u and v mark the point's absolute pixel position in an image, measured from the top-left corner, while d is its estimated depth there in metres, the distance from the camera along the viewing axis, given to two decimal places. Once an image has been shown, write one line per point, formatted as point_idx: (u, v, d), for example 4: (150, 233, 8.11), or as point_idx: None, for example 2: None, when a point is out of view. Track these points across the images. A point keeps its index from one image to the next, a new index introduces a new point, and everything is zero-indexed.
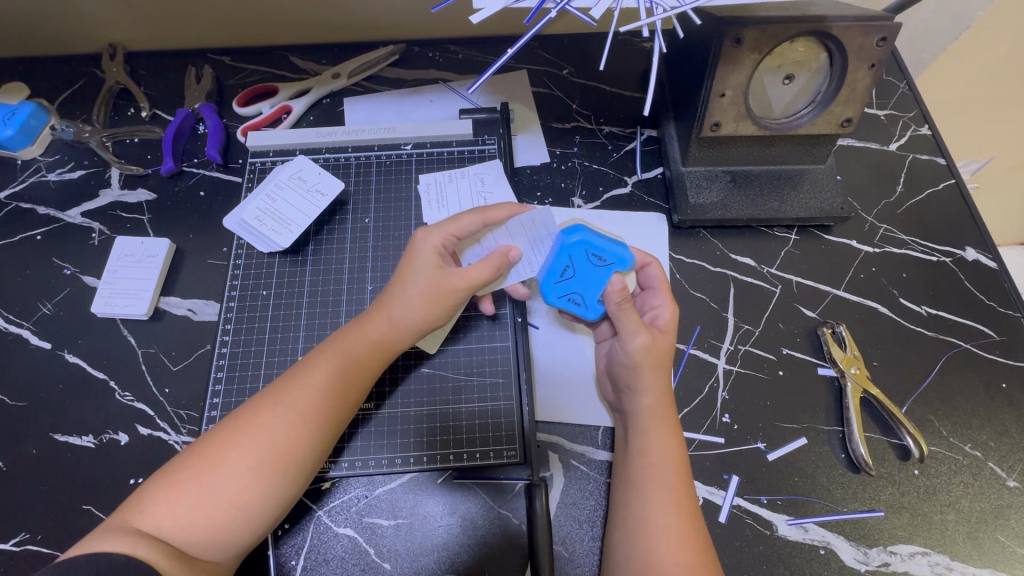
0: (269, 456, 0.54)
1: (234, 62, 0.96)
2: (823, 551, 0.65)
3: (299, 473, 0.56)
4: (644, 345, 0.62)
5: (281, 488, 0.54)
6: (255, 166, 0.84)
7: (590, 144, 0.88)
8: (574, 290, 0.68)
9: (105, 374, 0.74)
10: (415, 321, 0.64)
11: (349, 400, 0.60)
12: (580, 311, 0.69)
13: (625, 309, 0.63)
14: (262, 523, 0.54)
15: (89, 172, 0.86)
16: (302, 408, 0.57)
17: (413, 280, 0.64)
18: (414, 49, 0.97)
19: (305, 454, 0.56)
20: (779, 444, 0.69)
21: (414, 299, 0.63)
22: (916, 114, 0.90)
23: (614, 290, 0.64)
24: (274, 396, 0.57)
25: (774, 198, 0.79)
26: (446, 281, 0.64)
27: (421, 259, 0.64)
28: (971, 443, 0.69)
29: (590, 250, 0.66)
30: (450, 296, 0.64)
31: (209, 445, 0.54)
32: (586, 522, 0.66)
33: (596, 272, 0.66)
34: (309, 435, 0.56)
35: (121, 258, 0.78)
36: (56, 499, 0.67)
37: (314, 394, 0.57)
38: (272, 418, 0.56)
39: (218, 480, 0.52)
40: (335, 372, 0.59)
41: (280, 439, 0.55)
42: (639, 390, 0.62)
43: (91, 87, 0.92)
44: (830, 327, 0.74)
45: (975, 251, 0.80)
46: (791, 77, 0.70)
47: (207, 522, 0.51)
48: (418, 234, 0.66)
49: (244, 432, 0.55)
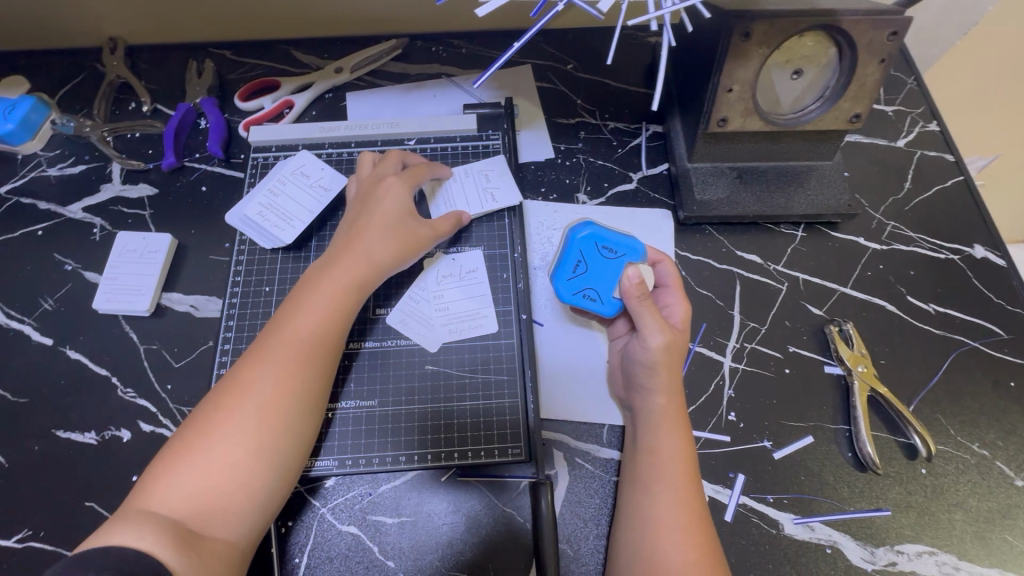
0: (259, 406, 0.55)
1: (236, 56, 0.95)
2: (829, 550, 0.64)
3: (290, 422, 0.56)
4: (662, 346, 0.62)
5: (272, 441, 0.55)
6: (258, 161, 0.83)
7: (594, 140, 0.87)
8: (590, 284, 0.68)
9: (107, 371, 0.73)
10: (390, 262, 0.67)
11: (331, 345, 0.61)
12: (595, 307, 0.68)
13: (646, 305, 0.62)
14: (264, 487, 0.54)
15: (90, 167, 0.85)
16: (283, 356, 0.58)
17: (382, 228, 0.67)
18: (417, 43, 0.96)
19: (293, 402, 0.57)
20: (786, 443, 0.69)
21: (388, 244, 0.67)
22: (924, 110, 0.89)
23: (632, 285, 0.63)
24: (254, 353, 0.58)
25: (780, 195, 0.78)
26: (415, 229, 0.69)
27: (388, 210, 0.69)
28: (979, 442, 0.69)
29: (600, 242, 0.69)
30: (418, 243, 0.69)
31: (201, 414, 0.55)
32: (591, 521, 0.65)
33: (608, 263, 0.68)
34: (295, 380, 0.57)
35: (122, 254, 0.78)
36: (58, 495, 0.67)
37: (294, 342, 0.59)
38: (256, 372, 0.56)
39: (214, 442, 0.53)
40: (314, 318, 0.61)
41: (267, 388, 0.56)
42: (651, 389, 0.62)
43: (91, 80, 0.92)
44: (837, 325, 0.74)
45: (983, 249, 0.79)
46: (800, 73, 0.69)
47: (208, 489, 0.51)
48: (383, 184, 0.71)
49: (231, 393, 0.55)
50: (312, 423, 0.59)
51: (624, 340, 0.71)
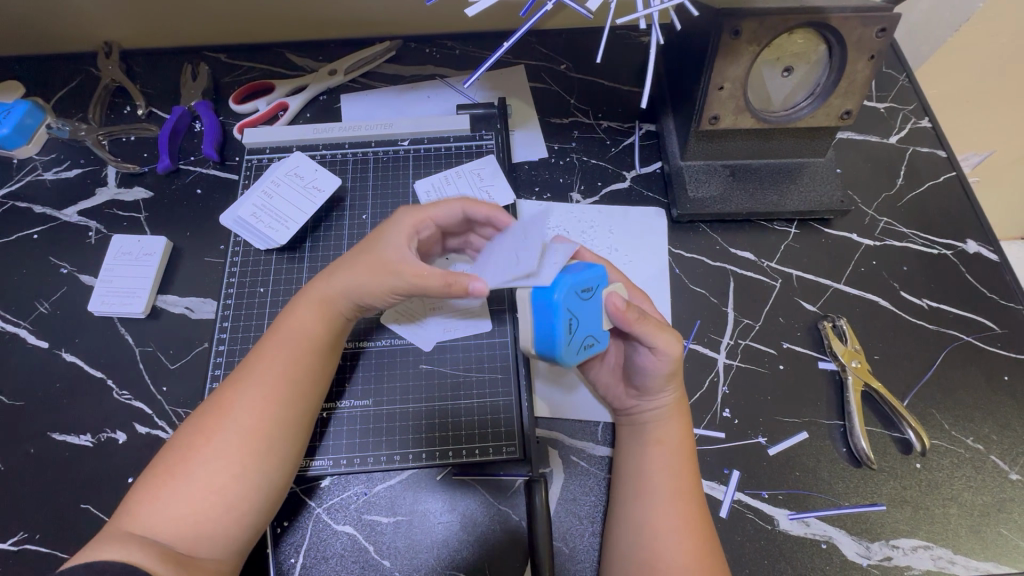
0: (238, 431, 0.55)
1: (230, 59, 0.95)
2: (824, 546, 0.64)
3: (271, 446, 0.56)
4: (677, 354, 0.61)
5: (253, 465, 0.54)
6: (252, 163, 0.84)
7: (588, 139, 0.87)
8: (588, 333, 0.58)
9: (103, 373, 0.73)
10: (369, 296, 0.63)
11: (310, 369, 0.61)
12: (597, 349, 0.60)
13: (649, 324, 0.59)
14: (249, 509, 0.54)
15: (86, 171, 0.85)
16: (262, 380, 0.58)
17: (363, 257, 0.64)
18: (411, 44, 0.96)
19: (273, 425, 0.56)
20: (780, 439, 0.69)
21: (362, 272, 0.62)
22: (916, 107, 0.90)
23: (627, 312, 0.58)
24: (235, 379, 0.58)
25: (773, 192, 0.78)
26: (395, 263, 0.62)
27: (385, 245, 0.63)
28: (973, 436, 0.69)
29: (576, 285, 0.56)
30: (393, 274, 0.61)
31: (183, 439, 0.55)
32: (586, 518, 0.65)
33: (590, 303, 0.58)
34: (274, 405, 0.57)
35: (117, 257, 0.78)
36: (54, 498, 0.67)
37: (272, 367, 0.59)
38: (235, 398, 0.56)
39: (194, 467, 0.53)
40: (293, 342, 0.61)
41: (246, 414, 0.56)
42: (658, 389, 0.63)
43: (86, 85, 0.92)
44: (831, 321, 0.74)
45: (976, 244, 0.80)
46: (790, 70, 0.69)
47: (189, 510, 0.51)
48: (390, 220, 0.66)
49: (213, 418, 0.55)
50: (295, 446, 0.58)
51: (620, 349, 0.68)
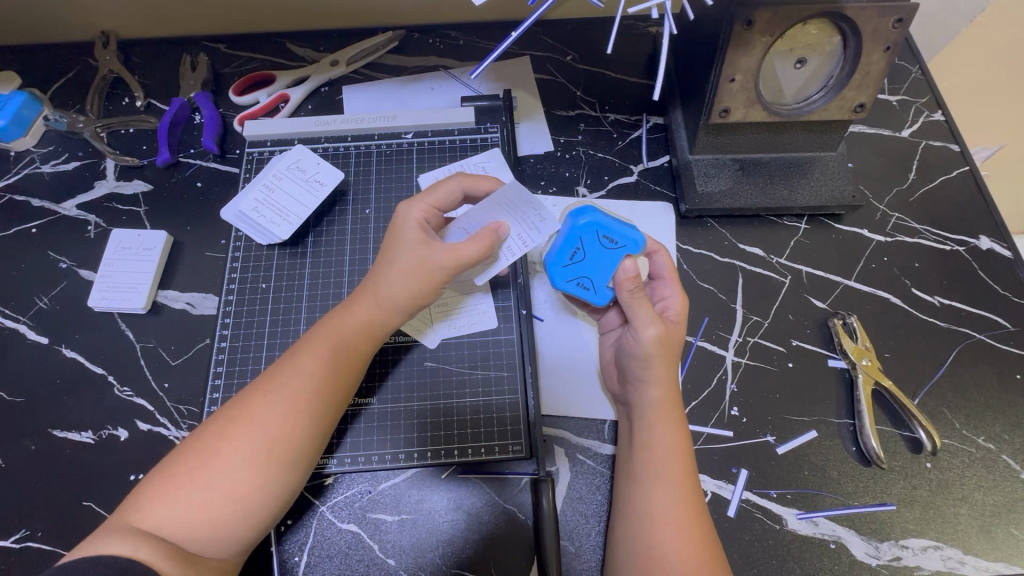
0: (262, 444, 0.53)
1: (230, 49, 0.93)
2: (833, 545, 0.64)
3: (295, 461, 0.54)
4: (656, 337, 0.60)
5: (275, 478, 0.53)
6: (253, 156, 0.82)
7: (594, 132, 0.86)
8: (583, 274, 0.65)
9: (104, 370, 0.72)
10: (405, 303, 0.62)
11: (342, 384, 0.58)
12: (586, 295, 0.66)
13: (637, 297, 0.61)
14: (264, 517, 0.54)
15: (84, 163, 0.84)
16: (291, 391, 0.55)
17: (400, 257, 0.62)
18: (414, 35, 0.94)
19: (299, 442, 0.55)
20: (789, 437, 0.68)
21: (404, 277, 0.61)
22: (929, 100, 0.88)
23: (626, 277, 0.61)
24: (264, 384, 0.56)
25: (783, 186, 0.77)
26: (432, 258, 0.61)
27: (408, 242, 0.62)
28: (984, 435, 0.68)
29: (603, 232, 0.63)
30: (437, 273, 0.61)
31: (204, 439, 0.53)
32: (593, 517, 0.65)
33: (607, 256, 0.64)
34: (303, 421, 0.55)
35: (117, 251, 0.77)
36: (57, 495, 0.66)
37: (304, 379, 0.56)
38: (262, 406, 0.54)
39: (214, 474, 0.51)
40: (325, 353, 0.58)
41: (273, 426, 0.54)
42: (647, 381, 0.61)
43: (84, 75, 0.90)
44: (841, 318, 0.73)
45: (989, 240, 0.78)
46: (803, 61, 0.68)
47: (208, 515, 0.50)
48: (399, 212, 0.65)
49: (236, 423, 0.54)
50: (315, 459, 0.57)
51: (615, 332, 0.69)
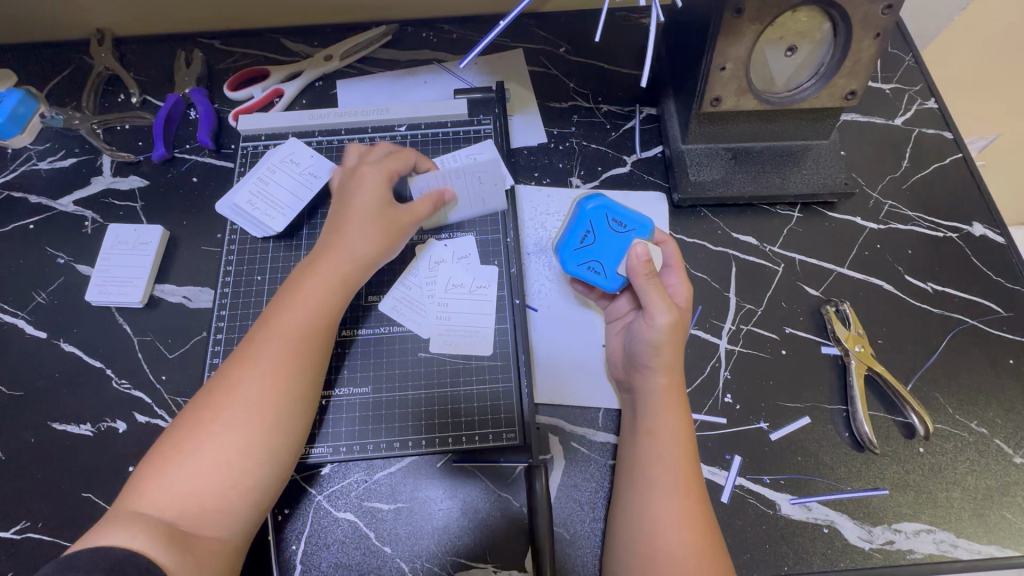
0: (245, 407, 0.54)
1: (224, 45, 0.94)
2: (826, 530, 0.64)
3: (280, 420, 0.55)
4: (670, 323, 0.61)
5: (260, 442, 0.54)
6: (247, 150, 0.83)
7: (587, 124, 0.86)
8: (594, 257, 0.68)
9: (102, 363, 0.73)
10: (372, 253, 0.64)
11: (319, 341, 0.60)
12: (598, 281, 0.68)
13: (653, 284, 0.62)
14: (262, 484, 0.54)
15: (80, 160, 0.85)
16: (268, 353, 0.57)
17: (364, 218, 0.65)
18: (408, 29, 0.94)
19: (281, 400, 0.56)
20: (783, 424, 0.69)
21: (368, 234, 0.64)
22: (922, 88, 0.88)
23: (641, 262, 0.62)
24: (241, 354, 0.57)
25: (776, 174, 0.77)
26: (390, 212, 0.66)
27: (367, 198, 0.66)
28: (977, 420, 0.68)
29: (611, 215, 0.68)
30: (396, 224, 0.66)
31: (191, 416, 0.54)
32: (587, 504, 0.65)
33: (617, 236, 0.67)
34: (282, 378, 0.56)
35: (114, 245, 0.78)
36: (56, 486, 0.67)
37: (279, 341, 0.57)
38: (241, 374, 0.55)
39: (202, 446, 0.52)
40: (298, 315, 0.59)
41: (252, 389, 0.55)
42: (654, 368, 0.62)
43: (79, 73, 0.91)
44: (833, 305, 0.73)
45: (982, 226, 0.78)
46: (794, 49, 0.68)
47: (200, 489, 0.51)
48: (358, 175, 0.68)
49: (219, 394, 0.55)
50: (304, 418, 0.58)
51: (625, 319, 0.70)
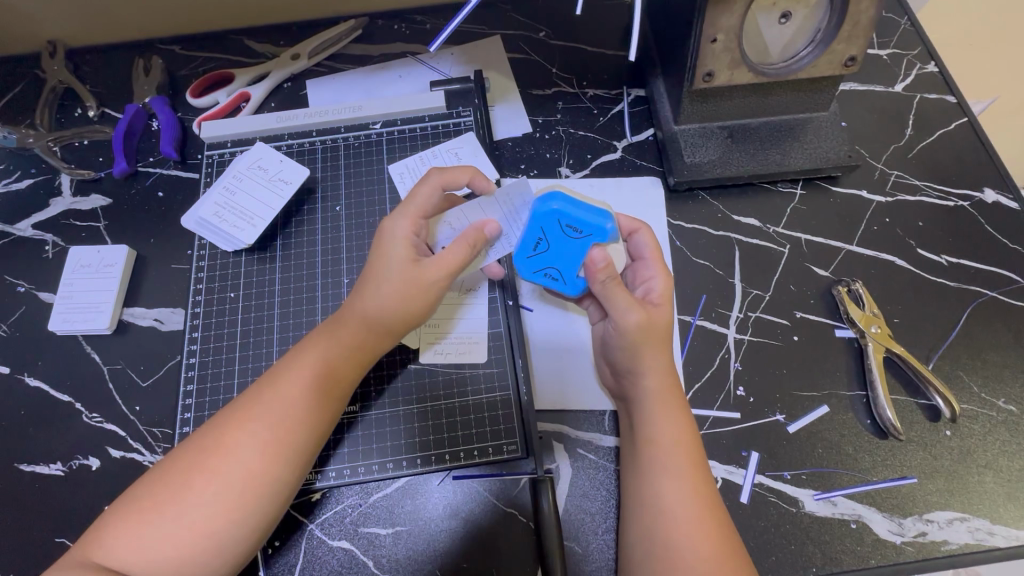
0: (241, 478, 0.49)
1: (185, 51, 0.88)
2: (853, 526, 0.60)
3: (276, 493, 0.50)
4: (638, 324, 0.56)
5: (253, 513, 0.49)
6: (213, 159, 0.78)
7: (574, 110, 0.81)
8: (549, 264, 0.61)
9: (70, 397, 0.68)
10: (395, 318, 0.56)
11: (328, 413, 0.54)
12: (557, 286, 0.63)
13: (612, 287, 0.56)
14: (245, 549, 0.50)
15: (37, 180, 0.79)
16: (275, 422, 0.51)
17: (390, 274, 0.56)
18: (378, 22, 0.89)
19: (283, 475, 0.51)
20: (800, 415, 0.65)
21: (390, 294, 0.55)
22: (920, 51, 0.84)
23: (597, 269, 0.56)
24: (242, 411, 0.52)
25: (775, 151, 0.73)
26: (424, 274, 0.55)
27: (394, 258, 0.56)
28: (1004, 398, 0.64)
29: (564, 220, 0.57)
30: (430, 290, 0.55)
31: (174, 468, 0.50)
32: (599, 513, 0.61)
33: (571, 245, 0.58)
34: (287, 453, 0.51)
35: (76, 269, 0.73)
36: (27, 532, 0.62)
37: (289, 410, 0.52)
38: (240, 439, 0.50)
39: (188, 507, 0.48)
40: (310, 381, 0.53)
41: (254, 461, 0.50)
42: (640, 371, 0.57)
43: (31, 88, 0.85)
44: (845, 285, 0.69)
45: (994, 192, 0.75)
46: (788, 15, 0.63)
47: (172, 552, 0.47)
48: (384, 227, 0.59)
49: (211, 454, 0.50)
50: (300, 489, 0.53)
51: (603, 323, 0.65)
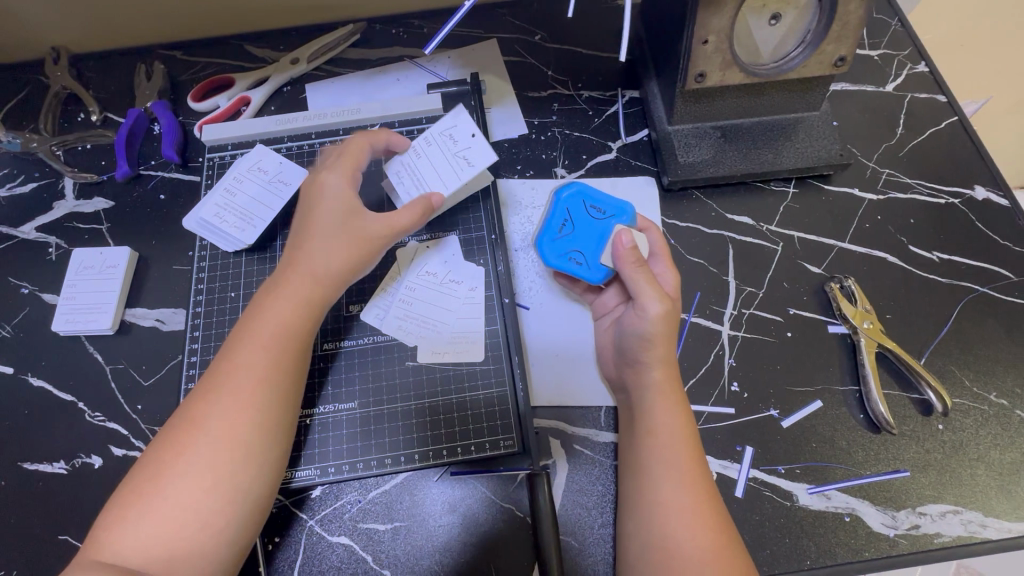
0: (212, 441, 0.50)
1: (186, 56, 0.90)
2: (847, 519, 0.61)
3: (249, 450, 0.51)
4: (660, 313, 0.59)
5: (230, 473, 0.50)
6: (214, 161, 0.79)
7: (569, 111, 0.82)
8: (576, 248, 0.67)
9: (73, 396, 0.69)
10: (337, 268, 0.61)
11: (290, 364, 0.56)
12: (581, 272, 0.66)
13: (639, 272, 0.60)
14: (234, 518, 0.50)
15: (41, 184, 0.81)
16: (234, 383, 0.53)
17: (328, 233, 0.61)
18: (377, 27, 0.91)
19: (251, 429, 0.52)
20: (794, 410, 0.65)
21: (332, 248, 0.61)
22: (911, 52, 0.85)
23: (624, 249, 0.61)
24: (206, 385, 0.53)
25: (767, 150, 0.74)
26: (359, 225, 0.63)
27: (330, 213, 0.63)
28: (996, 392, 0.65)
29: (588, 203, 0.68)
30: (374, 242, 0.63)
31: (154, 454, 0.51)
32: (595, 508, 0.62)
33: (596, 222, 0.67)
34: (249, 406, 0.52)
35: (79, 271, 0.74)
36: (31, 530, 0.63)
37: (245, 367, 0.54)
38: (206, 407, 0.52)
39: (168, 483, 0.49)
40: (266, 339, 0.56)
41: (221, 421, 0.51)
42: (646, 364, 0.59)
43: (35, 94, 0.87)
44: (838, 282, 0.70)
45: (985, 190, 0.75)
46: (778, 17, 0.64)
47: (164, 532, 0.47)
48: (321, 189, 0.65)
49: (183, 429, 0.51)
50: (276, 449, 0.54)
51: (613, 313, 0.67)
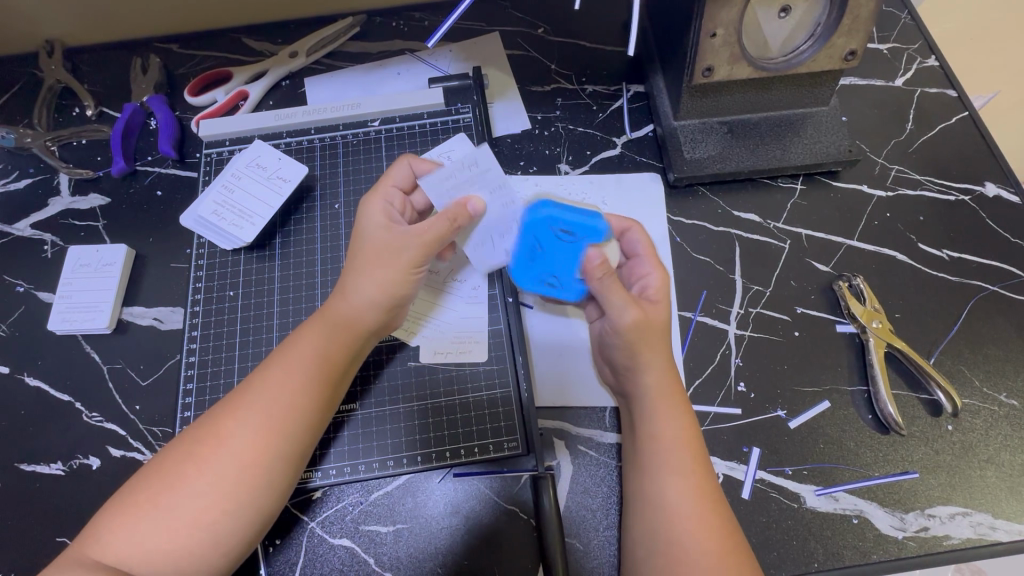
0: (231, 465, 0.49)
1: (183, 50, 0.88)
2: (855, 521, 0.60)
3: (268, 479, 0.50)
4: (634, 321, 0.56)
5: (247, 500, 0.49)
6: (211, 157, 0.78)
7: (573, 106, 0.81)
8: (548, 271, 0.65)
9: (70, 396, 0.68)
10: (375, 296, 0.56)
11: (320, 393, 0.54)
12: (557, 293, 0.66)
13: (609, 284, 0.56)
14: (242, 540, 0.49)
15: (35, 180, 0.79)
16: (264, 408, 0.51)
17: (370, 255, 0.57)
18: (376, 20, 0.89)
19: (275, 459, 0.50)
20: (801, 410, 0.64)
21: (371, 274, 0.56)
22: (921, 46, 0.84)
23: (594, 266, 0.56)
24: (232, 402, 0.52)
25: (775, 146, 0.73)
26: (401, 243, 0.57)
27: (373, 229, 0.59)
28: (1006, 392, 0.64)
29: (556, 224, 0.63)
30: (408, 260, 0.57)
31: (169, 460, 0.50)
32: (600, 510, 0.61)
33: (568, 245, 0.64)
34: (276, 437, 0.51)
35: (75, 269, 0.72)
36: (28, 532, 0.62)
37: (277, 395, 0.52)
38: (230, 427, 0.50)
39: (179, 496, 0.48)
40: (300, 363, 0.54)
41: (244, 445, 0.49)
42: (639, 369, 0.57)
43: (29, 88, 0.85)
44: (846, 281, 0.69)
45: (995, 186, 0.74)
46: (788, 10, 0.62)
47: (170, 546, 0.47)
48: (369, 199, 0.61)
49: (203, 445, 0.50)
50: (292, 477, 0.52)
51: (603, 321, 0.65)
